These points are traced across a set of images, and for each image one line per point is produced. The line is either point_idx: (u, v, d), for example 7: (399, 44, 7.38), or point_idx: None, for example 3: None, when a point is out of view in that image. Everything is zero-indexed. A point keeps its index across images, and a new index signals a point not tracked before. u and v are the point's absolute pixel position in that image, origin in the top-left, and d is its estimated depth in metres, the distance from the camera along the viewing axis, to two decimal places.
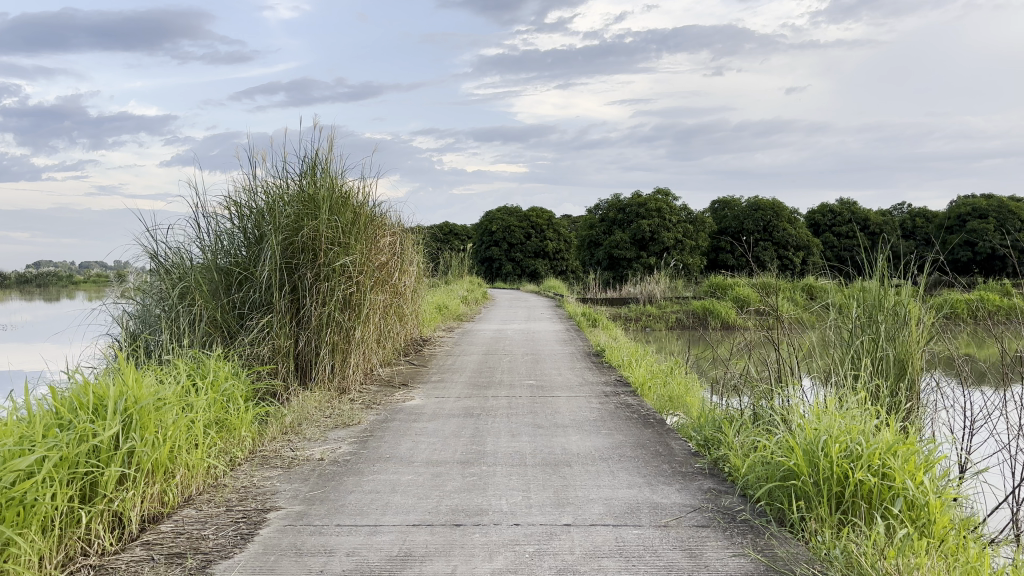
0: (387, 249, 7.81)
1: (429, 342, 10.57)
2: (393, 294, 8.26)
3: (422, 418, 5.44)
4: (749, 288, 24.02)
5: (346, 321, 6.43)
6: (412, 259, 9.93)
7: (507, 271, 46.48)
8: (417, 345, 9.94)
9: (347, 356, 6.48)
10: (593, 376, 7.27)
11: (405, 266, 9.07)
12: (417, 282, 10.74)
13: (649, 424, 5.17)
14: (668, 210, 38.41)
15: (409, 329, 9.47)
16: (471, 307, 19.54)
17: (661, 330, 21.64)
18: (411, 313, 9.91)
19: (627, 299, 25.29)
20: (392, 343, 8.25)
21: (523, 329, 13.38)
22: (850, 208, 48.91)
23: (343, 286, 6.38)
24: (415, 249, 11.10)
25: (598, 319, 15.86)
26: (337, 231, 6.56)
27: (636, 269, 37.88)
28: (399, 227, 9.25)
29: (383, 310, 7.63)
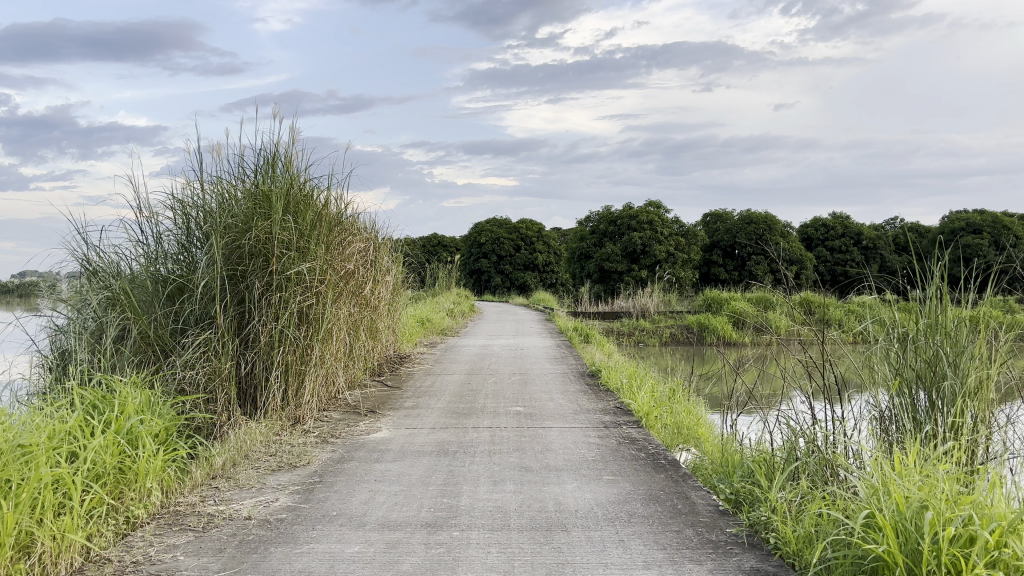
0: (356, 255, 6.92)
1: (407, 360, 9.63)
2: (364, 307, 7.35)
3: (385, 458, 4.51)
4: (746, 303, 23.26)
5: (301, 339, 5.50)
6: (388, 268, 9.04)
7: (496, 284, 45.65)
8: (393, 364, 8.99)
9: (303, 380, 5.55)
10: (588, 402, 6.37)
11: (380, 276, 8.17)
12: (395, 292, 9.83)
13: (660, 467, 4.27)
14: (661, 223, 37.69)
15: (384, 346, 8.55)
16: (458, 321, 18.68)
17: (654, 346, 20.82)
18: (387, 328, 9.00)
19: (619, 312, 24.46)
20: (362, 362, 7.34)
21: (511, 345, 12.49)
22: (843, 222, 48.38)
23: (298, 297, 5.46)
24: (393, 257, 10.19)
25: (591, 335, 15.00)
26: (293, 234, 5.65)
27: (628, 282, 37.13)
28: (373, 232, 8.34)
29: (350, 326, 6.71)
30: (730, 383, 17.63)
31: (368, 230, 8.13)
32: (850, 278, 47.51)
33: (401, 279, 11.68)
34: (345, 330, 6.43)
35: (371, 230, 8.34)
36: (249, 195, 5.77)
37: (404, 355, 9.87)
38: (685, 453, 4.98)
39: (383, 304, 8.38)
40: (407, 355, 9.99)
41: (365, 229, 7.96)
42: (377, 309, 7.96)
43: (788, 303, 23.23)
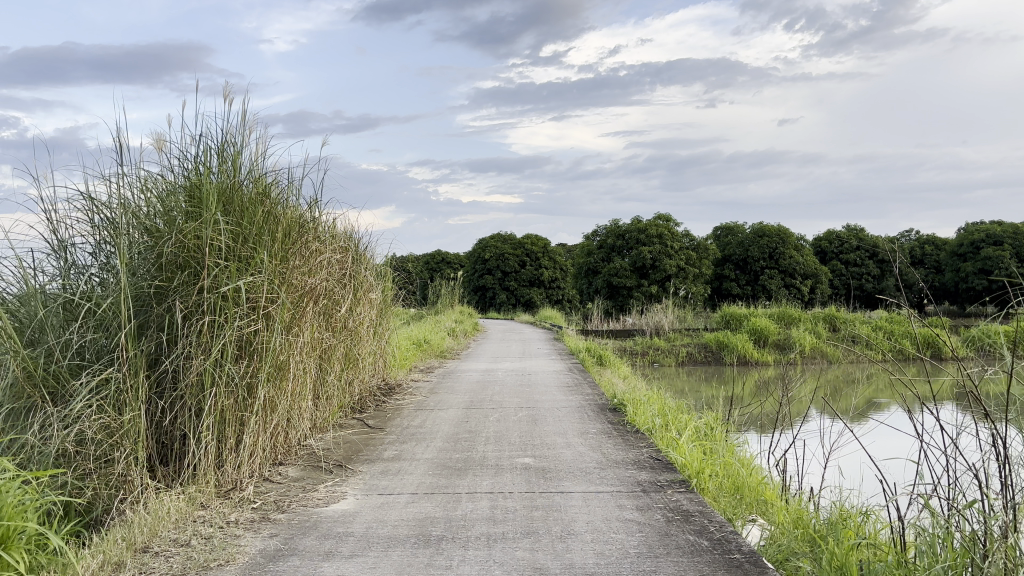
0: (325, 267, 5.65)
1: (397, 390, 8.32)
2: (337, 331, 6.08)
3: (344, 550, 3.19)
4: (766, 319, 21.91)
5: (242, 377, 4.22)
6: (373, 284, 7.74)
7: (501, 301, 44.37)
8: (380, 395, 7.70)
9: (243, 431, 4.24)
10: (614, 450, 5.05)
11: (359, 292, 6.89)
12: (383, 311, 8.54)
13: (736, 566, 2.97)
14: (670, 237, 36.42)
15: (367, 374, 7.26)
16: (459, 341, 17.34)
17: (669, 367, 19.49)
18: (371, 354, 7.67)
19: (632, 330, 23.07)
20: (333, 399, 6.05)
21: (516, 369, 11.14)
22: (857, 235, 47.00)
23: (239, 322, 4.18)
24: (381, 270, 8.90)
25: (604, 356, 13.66)
26: (231, 240, 4.36)
27: (637, 298, 35.75)
28: (352, 241, 7.08)
29: (315, 355, 5.42)
30: (755, 407, 16.29)
31: (344, 238, 6.85)
32: (866, 292, 46.13)
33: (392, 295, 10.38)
34: (307, 363, 5.14)
35: (350, 239, 7.08)
36: (177, 188, 4.51)
37: (395, 384, 8.55)
38: (753, 528, 3.78)
39: (366, 327, 7.09)
40: (398, 384, 8.68)
41: (340, 237, 6.70)
42: (356, 330, 6.68)
43: (810, 320, 21.99)
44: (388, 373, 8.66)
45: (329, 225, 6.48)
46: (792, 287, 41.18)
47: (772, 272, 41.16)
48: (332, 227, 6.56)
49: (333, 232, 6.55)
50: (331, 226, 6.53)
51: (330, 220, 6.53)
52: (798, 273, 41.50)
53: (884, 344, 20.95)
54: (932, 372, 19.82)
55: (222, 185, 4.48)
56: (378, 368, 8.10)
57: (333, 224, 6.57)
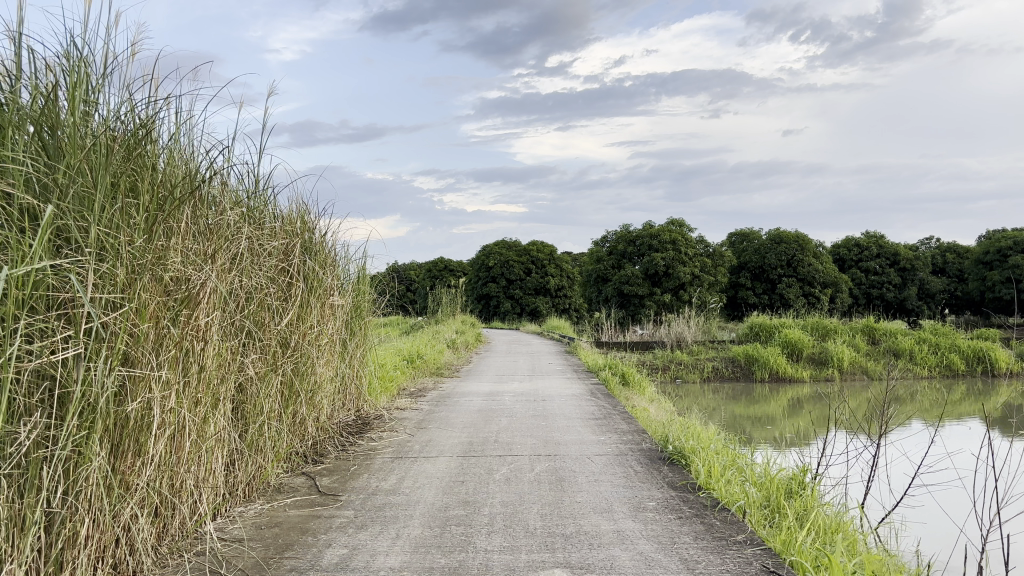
0: (231, 260, 3.74)
1: (374, 427, 6.35)
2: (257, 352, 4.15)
3: None
4: (799, 330, 19.88)
5: (27, 443, 2.25)
6: (338, 290, 5.81)
7: (505, 309, 42.40)
8: (348, 437, 5.73)
9: (32, 546, 2.25)
10: (699, 554, 3.10)
11: (312, 297, 4.96)
12: (357, 323, 6.60)
13: None
14: (684, 242, 34.48)
15: (324, 407, 5.31)
16: (459, 354, 15.36)
17: (693, 384, 17.56)
18: (335, 383, 5.72)
19: (651, 342, 21.03)
20: (253, 457, 4.07)
21: (528, 392, 9.15)
22: (877, 241, 44.91)
23: (22, 342, 2.22)
24: (360, 269, 6.97)
25: (629, 375, 11.67)
26: (20, 199, 2.42)
27: (650, 307, 33.69)
28: (306, 226, 5.16)
29: (213, 396, 3.47)
30: (796, 432, 14.34)
31: (288, 222, 4.92)
32: (887, 301, 44.10)
33: (376, 301, 8.46)
34: (192, 406, 3.20)
35: (303, 225, 5.16)
36: None
37: (371, 421, 6.56)
38: None
39: (324, 345, 5.17)
40: (375, 419, 6.71)
41: (278, 220, 4.80)
42: (305, 351, 4.75)
43: (845, 332, 20.06)
44: (361, 404, 6.68)
45: (257, 204, 4.58)
46: (812, 296, 39.14)
47: (791, 281, 39.17)
48: (263, 206, 4.65)
49: (264, 213, 4.64)
50: (261, 205, 4.62)
51: (258, 196, 4.62)
52: (817, 281, 39.54)
53: (929, 358, 18.96)
54: (986, 389, 17.80)
55: (29, 102, 2.57)
56: (343, 398, 6.15)
57: (265, 201, 4.66)
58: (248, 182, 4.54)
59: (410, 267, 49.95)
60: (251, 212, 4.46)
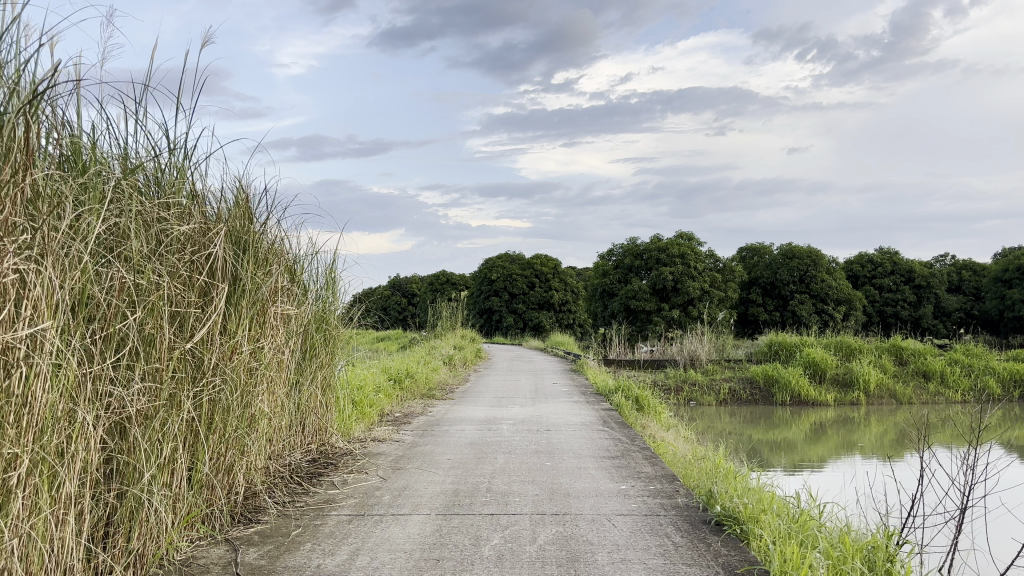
0: (75, 248, 2.58)
1: (334, 469, 5.11)
2: (141, 379, 2.97)
3: None
4: (822, 350, 18.60)
5: None
6: (287, 299, 4.65)
7: (507, 325, 41.13)
8: (292, 488, 4.49)
9: None
10: None
11: (243, 306, 3.78)
12: (318, 340, 5.40)
13: None
14: (694, 257, 33.33)
15: (258, 449, 4.09)
16: (455, 372, 14.11)
17: (709, 407, 16.29)
18: (282, 414, 4.55)
19: (662, 361, 19.73)
20: (129, 530, 2.86)
21: (529, 420, 7.93)
22: (891, 258, 43.57)
23: None
24: (327, 274, 5.77)
25: (642, 398, 10.42)
26: None
27: (658, 323, 32.41)
28: (237, 212, 3.99)
29: (28, 453, 2.27)
30: (823, 457, 13.09)
31: (206, 204, 3.76)
32: (901, 319, 42.77)
33: (353, 311, 7.27)
34: None
35: (231, 210, 4.00)
36: None
37: (333, 461, 5.33)
38: None
39: (257, 366, 3.98)
40: (342, 457, 5.53)
41: (192, 199, 3.64)
42: (227, 375, 3.56)
43: (869, 351, 18.78)
44: (316, 439, 5.45)
45: (147, 175, 3.42)
46: (824, 313, 38.11)
47: (803, 297, 37.95)
48: (163, 179, 3.49)
49: (162, 187, 3.47)
50: (156, 176, 3.46)
51: (155, 164, 3.45)
52: (830, 298, 38.29)
53: (962, 382, 17.61)
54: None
55: None
56: (295, 433, 4.98)
57: (165, 173, 3.50)
58: (138, 145, 3.40)
59: (412, 282, 48.79)
60: (141, 184, 3.31)
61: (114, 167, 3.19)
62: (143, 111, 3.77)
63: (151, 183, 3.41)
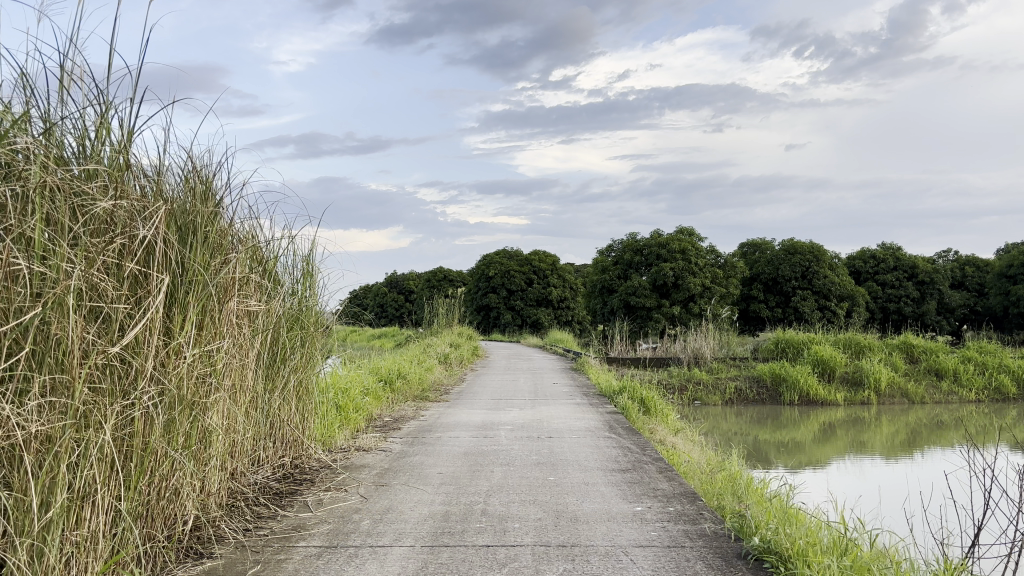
0: None
1: (308, 487, 4.50)
2: (42, 396, 2.37)
3: None
4: (831, 347, 18.00)
5: None
6: (249, 294, 4.03)
7: (505, 322, 40.54)
8: (255, 513, 3.88)
9: None
10: None
11: (190, 300, 3.17)
12: (290, 342, 4.78)
13: None
14: (695, 253, 32.73)
15: (210, 470, 3.48)
16: (450, 371, 13.51)
17: (714, 407, 15.73)
18: (241, 425, 3.94)
19: (665, 358, 19.13)
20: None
21: (529, 424, 7.34)
22: (894, 253, 43.02)
23: None
24: (304, 266, 5.15)
25: (649, 400, 9.82)
26: None
27: (658, 320, 31.83)
28: (190, 194, 3.39)
29: None
30: (831, 457, 12.51)
31: (148, 184, 3.16)
32: (903, 315, 42.23)
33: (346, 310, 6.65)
34: None
35: (183, 192, 3.39)
36: None
37: (308, 478, 4.71)
38: None
39: (207, 374, 3.38)
40: (319, 472, 4.93)
41: (129, 177, 3.03)
42: (164, 385, 2.95)
43: (878, 349, 18.19)
44: (289, 453, 4.85)
45: (69, 142, 2.80)
46: (827, 310, 37.54)
47: (805, 293, 37.41)
48: (89, 145, 2.87)
49: (87, 156, 2.85)
50: (81, 142, 2.84)
51: (80, 129, 2.84)
52: (833, 295, 37.70)
53: (976, 380, 17.04)
54: None
55: None
56: (260, 446, 4.37)
57: (92, 139, 2.88)
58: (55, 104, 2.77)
59: (410, 278, 48.20)
60: (56, 151, 2.69)
61: (18, 126, 2.55)
62: (70, 68, 3.15)
63: (72, 153, 2.80)
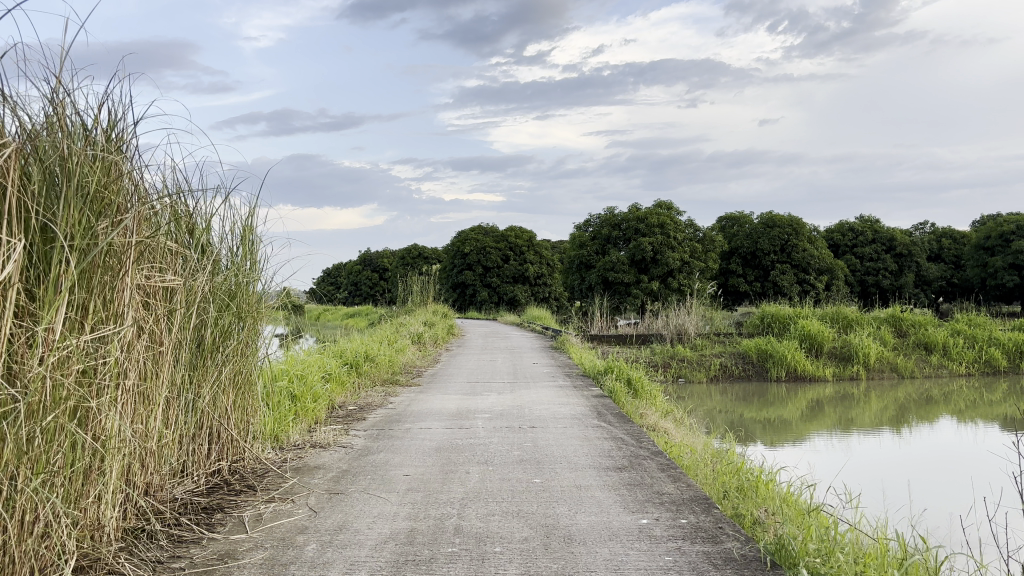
0: None
1: (247, 499, 3.74)
2: None
3: None
4: (817, 322, 17.45)
5: None
6: (157, 267, 3.24)
7: (482, 300, 39.80)
8: (173, 537, 3.11)
9: None
10: None
11: (59, 273, 2.39)
12: (224, 325, 4.01)
13: None
14: (674, 227, 32.08)
15: (106, 492, 2.71)
16: (424, 352, 12.76)
17: (699, 384, 15.17)
18: (147, 429, 3.16)
19: (648, 335, 18.49)
20: None
21: (507, 412, 6.63)
22: (872, 226, 42.75)
23: None
24: (241, 234, 4.37)
25: (636, 381, 9.12)
26: None
27: (636, 296, 31.24)
28: (67, 136, 2.59)
29: None
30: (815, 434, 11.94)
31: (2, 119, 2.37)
32: (881, 288, 42.10)
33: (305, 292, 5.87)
34: None
35: (58, 133, 2.60)
36: None
37: (248, 487, 3.95)
38: None
39: (91, 368, 2.62)
40: (261, 478, 4.17)
41: None
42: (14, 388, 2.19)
43: (865, 322, 17.67)
44: (225, 457, 4.08)
45: None
46: (806, 283, 37.18)
47: (784, 267, 37.00)
48: None
49: None
50: None
51: None
52: (812, 268, 37.36)
53: (966, 353, 16.61)
54: None
55: None
56: (181, 451, 3.60)
57: None
58: None
59: (384, 254, 47.18)
60: None
61: None
62: None
63: None
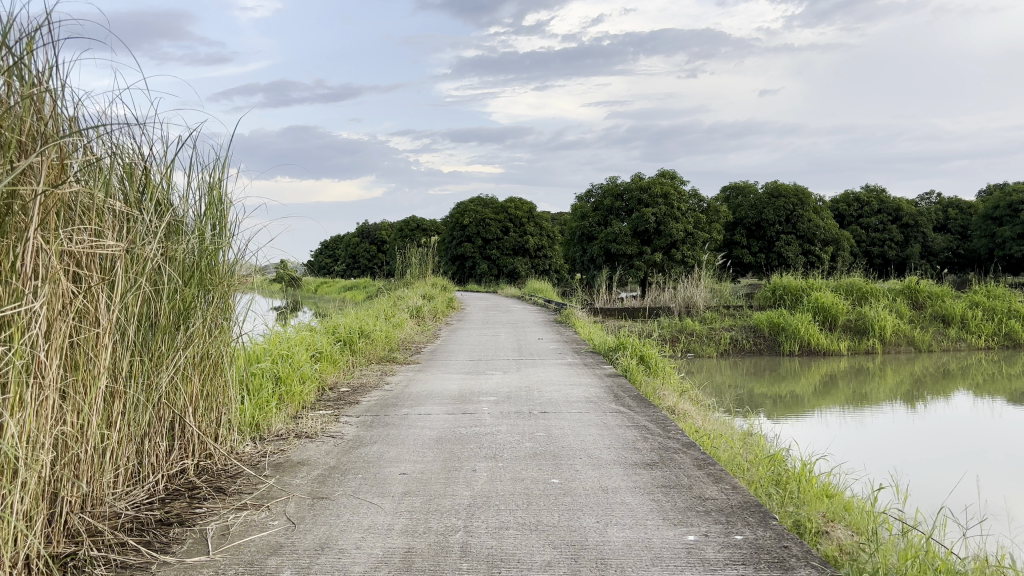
0: None
1: (212, 507, 3.15)
2: None
3: None
4: (831, 294, 16.83)
5: None
6: (85, 229, 2.59)
7: (481, 272, 39.15)
8: (113, 563, 2.52)
9: None
10: None
11: None
12: (183, 301, 3.39)
13: None
14: (678, 197, 31.34)
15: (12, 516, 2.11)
16: (423, 326, 12.13)
17: (709, 359, 14.61)
18: (72, 431, 2.53)
19: (654, 308, 17.88)
20: None
21: (516, 394, 6.02)
22: (879, 196, 41.99)
23: None
24: (208, 194, 3.73)
25: (651, 358, 8.50)
26: None
27: (639, 267, 30.58)
28: None
29: None
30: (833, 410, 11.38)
31: None
32: (887, 259, 41.47)
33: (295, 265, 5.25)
34: None
35: None
36: None
37: (217, 491, 3.36)
38: None
39: None
40: (232, 478, 3.56)
41: None
42: None
43: (879, 294, 17.05)
44: (189, 455, 3.50)
45: None
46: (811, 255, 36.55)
47: (789, 238, 36.33)
48: None
49: None
50: None
51: None
52: (817, 239, 36.68)
53: (985, 326, 16.02)
54: None
55: None
56: (128, 453, 2.98)
57: None
58: None
59: (382, 226, 46.42)
60: None
61: None
62: None
63: None
